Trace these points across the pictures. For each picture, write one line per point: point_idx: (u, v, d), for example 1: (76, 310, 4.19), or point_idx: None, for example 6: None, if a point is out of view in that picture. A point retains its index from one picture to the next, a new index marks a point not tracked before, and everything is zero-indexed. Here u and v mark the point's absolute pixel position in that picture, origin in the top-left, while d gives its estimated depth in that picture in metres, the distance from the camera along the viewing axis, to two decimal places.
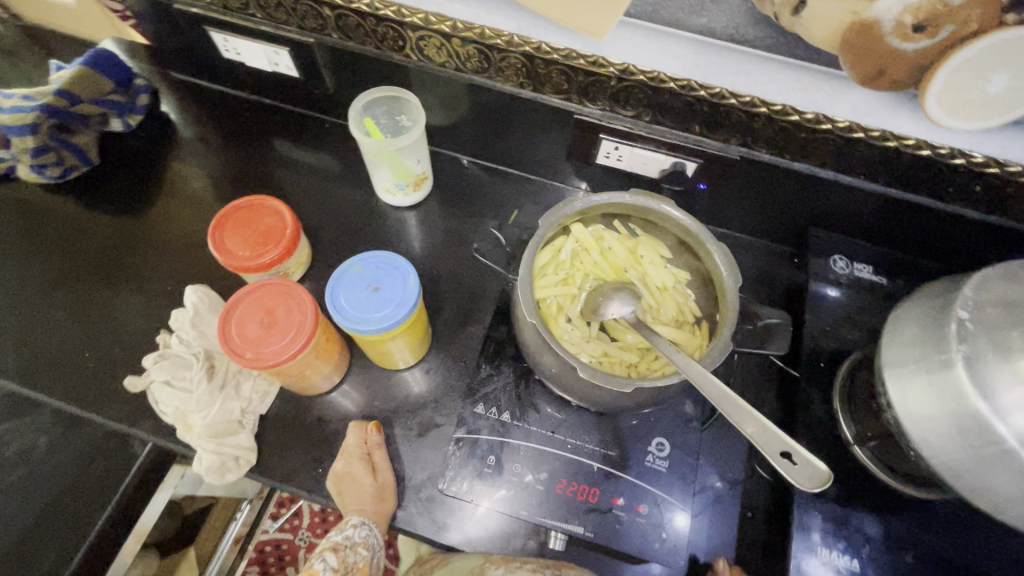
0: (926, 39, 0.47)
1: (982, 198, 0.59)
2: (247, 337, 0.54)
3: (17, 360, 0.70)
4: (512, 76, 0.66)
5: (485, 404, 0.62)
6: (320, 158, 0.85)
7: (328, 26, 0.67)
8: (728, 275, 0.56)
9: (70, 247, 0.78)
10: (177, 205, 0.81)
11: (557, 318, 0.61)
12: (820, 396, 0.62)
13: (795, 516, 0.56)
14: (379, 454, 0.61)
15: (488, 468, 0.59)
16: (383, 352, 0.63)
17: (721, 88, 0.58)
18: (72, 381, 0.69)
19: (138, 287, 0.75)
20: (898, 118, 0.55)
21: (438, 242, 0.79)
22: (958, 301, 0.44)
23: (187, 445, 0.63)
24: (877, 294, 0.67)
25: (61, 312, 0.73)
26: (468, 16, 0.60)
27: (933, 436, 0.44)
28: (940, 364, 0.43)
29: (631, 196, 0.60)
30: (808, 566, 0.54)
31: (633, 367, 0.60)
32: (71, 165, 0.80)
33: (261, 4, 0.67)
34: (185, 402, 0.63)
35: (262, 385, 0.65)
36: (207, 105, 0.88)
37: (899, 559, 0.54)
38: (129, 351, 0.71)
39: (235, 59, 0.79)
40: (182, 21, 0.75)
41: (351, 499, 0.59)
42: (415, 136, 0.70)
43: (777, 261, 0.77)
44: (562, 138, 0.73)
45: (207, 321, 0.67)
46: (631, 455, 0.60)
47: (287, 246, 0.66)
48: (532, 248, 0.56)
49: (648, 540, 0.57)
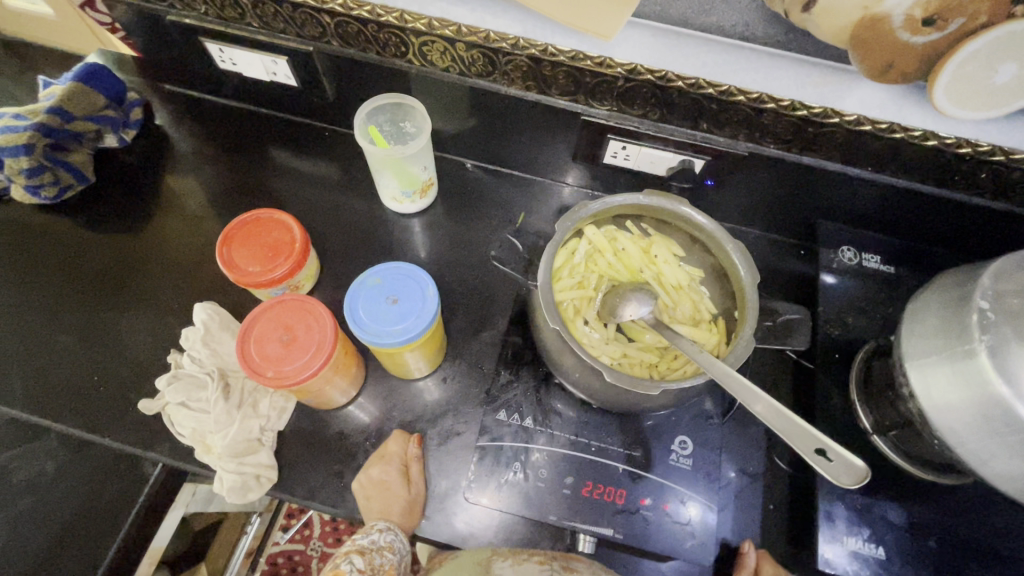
0: (936, 32, 0.46)
1: (988, 185, 0.60)
2: (267, 356, 0.54)
3: (25, 387, 0.68)
4: (517, 79, 0.65)
5: (506, 411, 0.63)
6: (321, 167, 0.84)
7: (327, 34, 0.66)
8: (746, 273, 0.56)
9: (69, 268, 0.76)
10: (176, 221, 0.80)
11: (575, 321, 0.60)
12: (835, 388, 0.63)
13: (820, 508, 0.57)
14: (416, 466, 0.61)
15: (514, 475, 0.60)
16: (399, 363, 0.63)
17: (729, 86, 0.57)
18: (83, 406, 0.67)
19: (142, 306, 0.73)
20: (906, 108, 0.54)
21: (447, 248, 0.78)
22: (977, 291, 0.45)
23: (207, 465, 0.63)
24: (886, 284, 0.69)
25: (66, 336, 0.72)
26: (472, 20, 0.59)
27: (958, 423, 0.45)
28: (963, 354, 0.44)
29: (645, 196, 0.60)
30: (834, 556, 0.55)
31: (653, 368, 0.60)
32: (66, 185, 0.78)
33: (258, 13, 0.65)
34: (202, 423, 0.63)
35: (279, 402, 0.64)
36: (201, 116, 0.86)
37: (918, 543, 0.56)
38: (138, 372, 0.69)
39: (231, 69, 0.77)
40: (174, 32, 0.73)
41: (379, 506, 0.59)
42: (421, 144, 0.69)
43: (783, 253, 0.78)
44: (568, 139, 0.73)
45: (218, 339, 0.66)
46: (654, 454, 0.61)
47: (298, 259, 0.65)
48: (550, 254, 0.56)
49: (678, 538, 0.58)
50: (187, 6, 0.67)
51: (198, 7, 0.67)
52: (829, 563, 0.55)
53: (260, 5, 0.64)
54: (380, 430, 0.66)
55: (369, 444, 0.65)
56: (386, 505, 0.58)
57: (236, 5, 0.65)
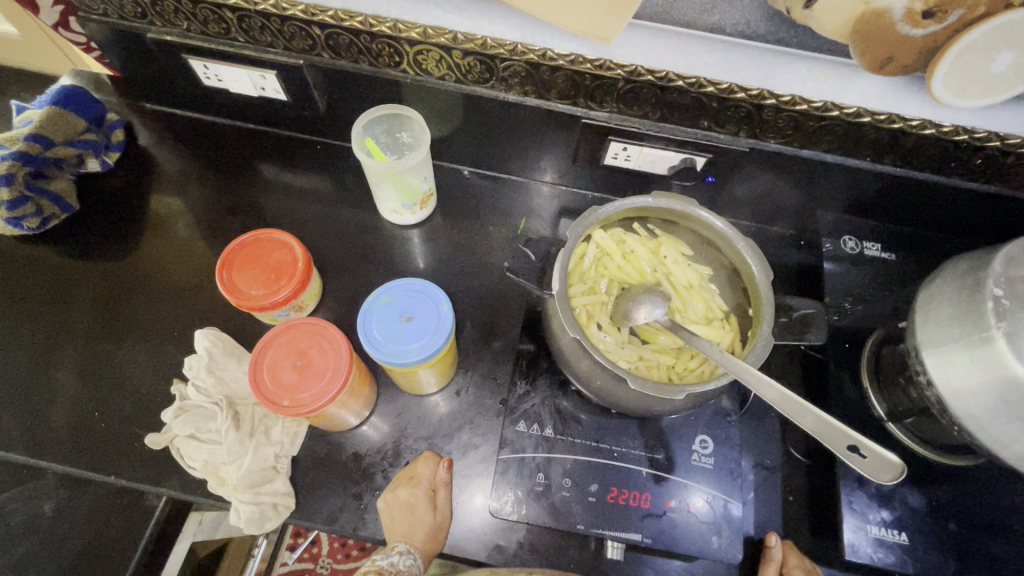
0: (935, 24, 0.46)
1: (984, 170, 0.61)
2: (282, 385, 0.57)
3: (21, 429, 0.65)
4: (515, 85, 0.63)
5: (525, 421, 0.63)
6: (314, 181, 0.82)
7: (317, 46, 0.64)
8: (759, 271, 0.56)
9: (57, 301, 0.73)
10: (166, 245, 0.77)
11: (589, 326, 0.59)
12: (847, 377, 0.64)
13: (843, 497, 0.58)
14: (444, 492, 0.60)
15: (539, 486, 0.60)
16: (412, 380, 0.62)
17: (729, 83, 0.56)
18: (84, 444, 0.65)
19: (138, 336, 0.71)
20: (905, 100, 0.55)
21: (449, 259, 0.77)
22: (990, 279, 0.46)
23: (220, 496, 0.62)
24: (887, 270, 0.69)
25: (61, 372, 0.69)
26: (469, 28, 0.57)
27: (976, 408, 0.46)
28: (980, 341, 0.45)
29: (654, 198, 0.59)
30: (860, 544, 0.56)
31: (671, 369, 0.59)
32: (49, 214, 0.75)
33: (244, 27, 0.63)
34: (215, 454, 0.61)
35: (291, 426, 0.63)
36: (185, 134, 0.83)
37: (936, 525, 0.57)
38: (138, 405, 0.67)
39: (217, 85, 0.75)
40: (154, 50, 0.70)
41: (403, 528, 0.58)
42: (421, 156, 0.68)
43: (784, 245, 0.79)
44: (567, 143, 0.72)
45: (223, 366, 0.65)
46: (676, 455, 0.62)
47: (301, 280, 0.65)
48: (563, 260, 0.55)
49: (705, 538, 0.59)
50: (168, 22, 0.65)
51: (180, 23, 0.65)
52: (854, 549, 0.56)
53: (246, 19, 0.62)
54: (396, 449, 0.64)
55: (387, 463, 0.64)
56: (410, 529, 0.58)
57: (221, 20, 0.63)
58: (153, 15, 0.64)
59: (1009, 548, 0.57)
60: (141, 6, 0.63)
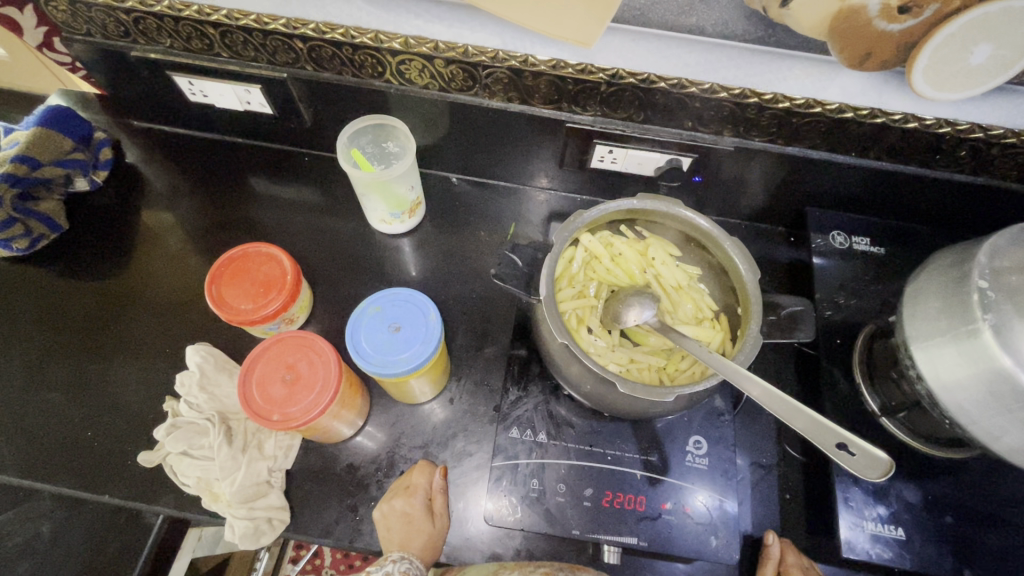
0: (911, 19, 0.47)
1: (968, 161, 0.61)
2: (271, 399, 0.57)
3: (13, 451, 0.65)
4: (499, 91, 0.63)
5: (518, 427, 0.63)
6: (303, 192, 0.82)
7: (301, 60, 0.64)
8: (746, 270, 0.56)
9: (49, 321, 0.73)
10: (156, 261, 0.77)
11: (579, 331, 0.59)
12: (841, 373, 0.64)
13: (837, 493, 0.58)
14: (441, 499, 0.60)
15: (532, 492, 0.60)
16: (404, 389, 0.62)
17: (711, 82, 0.56)
18: (77, 464, 0.65)
19: (131, 354, 0.71)
20: (886, 94, 0.55)
21: (440, 266, 0.77)
22: (976, 271, 0.46)
23: (215, 512, 0.62)
24: (877, 264, 0.69)
25: (53, 392, 0.69)
26: (450, 36, 0.57)
27: (966, 402, 0.45)
28: (968, 334, 0.45)
29: (640, 201, 0.59)
30: (857, 541, 0.56)
31: (662, 371, 0.59)
32: (39, 235, 0.76)
33: (227, 43, 0.63)
34: (208, 471, 0.61)
35: (285, 440, 0.63)
36: (173, 150, 0.84)
37: (933, 519, 0.57)
38: (131, 424, 0.67)
39: (203, 101, 0.75)
40: (139, 68, 0.70)
41: (399, 536, 0.57)
42: (407, 164, 0.68)
43: (775, 242, 0.79)
44: (553, 148, 0.72)
45: (214, 381, 0.65)
46: (670, 457, 0.62)
47: (290, 293, 0.65)
48: (549, 265, 0.55)
49: (702, 540, 0.58)
50: (151, 40, 0.65)
51: (163, 41, 0.65)
52: (851, 546, 0.56)
53: (228, 35, 0.62)
54: (390, 459, 0.64)
55: (382, 474, 0.63)
56: (408, 538, 0.57)
57: (203, 36, 0.63)
58: (136, 34, 0.64)
59: (1006, 540, 0.57)
60: (124, 25, 0.63)
